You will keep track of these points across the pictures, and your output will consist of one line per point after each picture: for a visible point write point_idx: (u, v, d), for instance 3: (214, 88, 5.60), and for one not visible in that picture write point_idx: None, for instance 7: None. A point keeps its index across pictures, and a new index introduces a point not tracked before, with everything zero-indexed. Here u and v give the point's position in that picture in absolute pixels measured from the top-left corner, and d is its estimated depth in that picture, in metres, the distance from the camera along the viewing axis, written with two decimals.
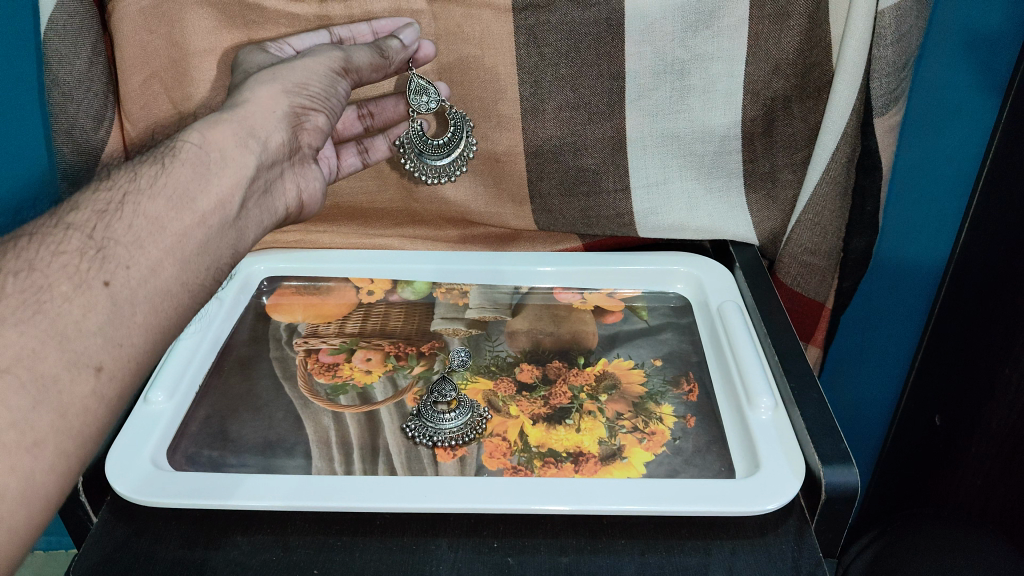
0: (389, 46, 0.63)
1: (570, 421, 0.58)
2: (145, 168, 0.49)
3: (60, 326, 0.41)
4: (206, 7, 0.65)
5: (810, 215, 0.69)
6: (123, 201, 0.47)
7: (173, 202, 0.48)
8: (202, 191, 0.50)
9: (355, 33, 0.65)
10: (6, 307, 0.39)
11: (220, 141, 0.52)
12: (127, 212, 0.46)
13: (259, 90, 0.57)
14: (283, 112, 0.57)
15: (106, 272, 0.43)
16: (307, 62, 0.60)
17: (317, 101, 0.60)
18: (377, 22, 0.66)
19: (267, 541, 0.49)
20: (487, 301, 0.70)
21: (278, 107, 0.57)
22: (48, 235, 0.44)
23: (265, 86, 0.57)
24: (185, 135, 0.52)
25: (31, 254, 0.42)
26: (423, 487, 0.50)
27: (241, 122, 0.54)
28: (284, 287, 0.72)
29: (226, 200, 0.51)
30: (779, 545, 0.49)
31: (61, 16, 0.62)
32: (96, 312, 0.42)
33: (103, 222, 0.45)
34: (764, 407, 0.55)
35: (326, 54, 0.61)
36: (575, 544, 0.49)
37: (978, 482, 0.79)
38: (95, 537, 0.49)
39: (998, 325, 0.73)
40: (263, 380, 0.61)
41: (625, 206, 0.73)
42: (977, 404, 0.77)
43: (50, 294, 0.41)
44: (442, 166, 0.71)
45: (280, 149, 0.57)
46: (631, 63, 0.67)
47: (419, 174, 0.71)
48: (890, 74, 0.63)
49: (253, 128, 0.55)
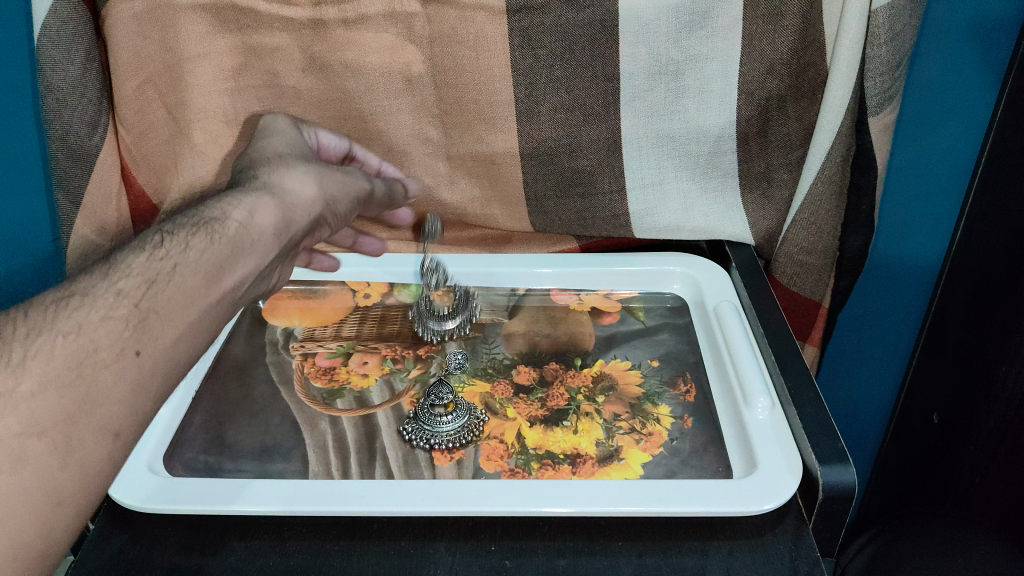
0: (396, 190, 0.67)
1: (566, 423, 0.58)
2: (194, 238, 0.46)
3: (91, 392, 0.40)
4: (199, 12, 0.65)
5: (806, 215, 0.69)
6: (168, 274, 0.45)
7: (208, 278, 0.46)
8: (229, 272, 0.47)
9: (367, 160, 0.68)
10: (51, 369, 0.39)
11: (263, 227, 0.50)
12: (169, 285, 0.44)
13: (304, 185, 0.54)
14: (314, 219, 0.54)
15: (140, 341, 0.42)
16: (347, 175, 0.58)
17: (335, 217, 0.57)
18: (387, 165, 0.69)
19: (264, 547, 0.49)
20: (442, 324, 0.67)
21: (314, 214, 0.54)
22: (96, 296, 0.42)
23: (311, 183, 0.54)
24: (233, 204, 0.49)
25: (79, 316, 0.41)
26: (419, 490, 0.50)
27: (283, 213, 0.51)
28: (281, 292, 0.71)
29: (240, 286, 0.49)
30: (776, 545, 0.49)
31: (55, 21, 0.62)
32: (126, 377, 0.41)
33: (149, 291, 0.44)
34: (761, 406, 0.56)
35: (361, 181, 0.59)
36: (572, 546, 0.49)
37: (976, 481, 0.79)
38: (91, 544, 0.49)
39: (995, 323, 0.74)
40: (259, 385, 0.61)
41: (620, 207, 0.73)
42: (975, 403, 0.78)
43: (93, 359, 0.40)
44: (450, 325, 0.67)
45: (291, 250, 0.54)
46: (625, 64, 0.67)
47: (423, 330, 0.67)
48: (885, 73, 0.63)
49: (289, 226, 0.52)
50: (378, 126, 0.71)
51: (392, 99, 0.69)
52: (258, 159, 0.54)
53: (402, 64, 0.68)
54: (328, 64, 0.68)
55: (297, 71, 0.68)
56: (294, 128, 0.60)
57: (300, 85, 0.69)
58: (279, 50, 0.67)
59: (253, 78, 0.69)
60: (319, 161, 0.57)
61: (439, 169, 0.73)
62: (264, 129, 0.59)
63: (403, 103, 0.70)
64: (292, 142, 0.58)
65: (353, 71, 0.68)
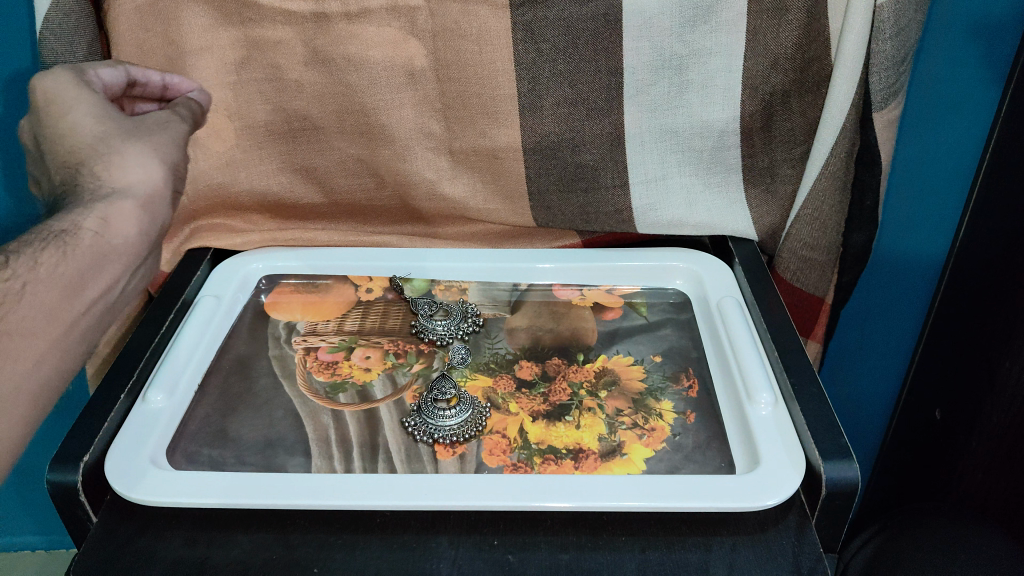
0: (198, 112, 0.68)
1: (569, 418, 0.58)
2: (46, 255, 0.53)
3: None
4: (201, 5, 0.65)
5: (810, 209, 0.69)
6: (24, 288, 0.51)
7: (66, 291, 0.54)
8: (94, 281, 0.56)
9: (149, 79, 0.66)
10: None
11: (118, 231, 0.58)
12: (25, 301, 0.51)
13: (146, 166, 0.61)
14: (172, 193, 0.64)
15: None
16: (169, 136, 0.64)
17: (178, 172, 0.65)
18: (170, 74, 0.67)
19: (267, 540, 0.49)
20: (431, 320, 0.66)
21: (168, 188, 0.63)
22: None
23: (148, 160, 0.61)
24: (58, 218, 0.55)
25: None
26: (421, 484, 0.50)
27: (142, 204, 0.60)
28: (283, 285, 0.71)
29: (110, 287, 0.58)
30: (779, 541, 0.49)
31: (56, 14, 0.62)
32: None
33: (3, 310, 0.50)
34: (764, 402, 0.55)
35: (177, 130, 0.65)
36: (576, 541, 0.49)
37: (978, 476, 0.81)
38: (94, 538, 0.49)
39: (997, 321, 0.76)
40: (262, 378, 0.61)
41: (623, 202, 0.73)
42: (976, 400, 0.80)
43: None
44: (448, 327, 0.66)
45: (154, 241, 0.63)
46: (628, 59, 0.67)
47: (424, 335, 0.66)
48: (889, 68, 0.63)
49: (151, 214, 0.61)
50: (381, 121, 0.70)
51: (394, 93, 0.69)
52: (60, 134, 0.59)
53: (405, 58, 0.68)
54: (330, 57, 0.67)
55: (299, 64, 0.68)
56: (77, 79, 0.60)
57: (303, 79, 0.68)
58: (281, 44, 0.67)
59: (256, 72, 0.68)
60: (145, 125, 0.63)
61: (442, 164, 0.73)
62: (50, 101, 0.59)
63: (405, 97, 0.69)
64: (83, 112, 0.59)
65: (355, 65, 0.68)
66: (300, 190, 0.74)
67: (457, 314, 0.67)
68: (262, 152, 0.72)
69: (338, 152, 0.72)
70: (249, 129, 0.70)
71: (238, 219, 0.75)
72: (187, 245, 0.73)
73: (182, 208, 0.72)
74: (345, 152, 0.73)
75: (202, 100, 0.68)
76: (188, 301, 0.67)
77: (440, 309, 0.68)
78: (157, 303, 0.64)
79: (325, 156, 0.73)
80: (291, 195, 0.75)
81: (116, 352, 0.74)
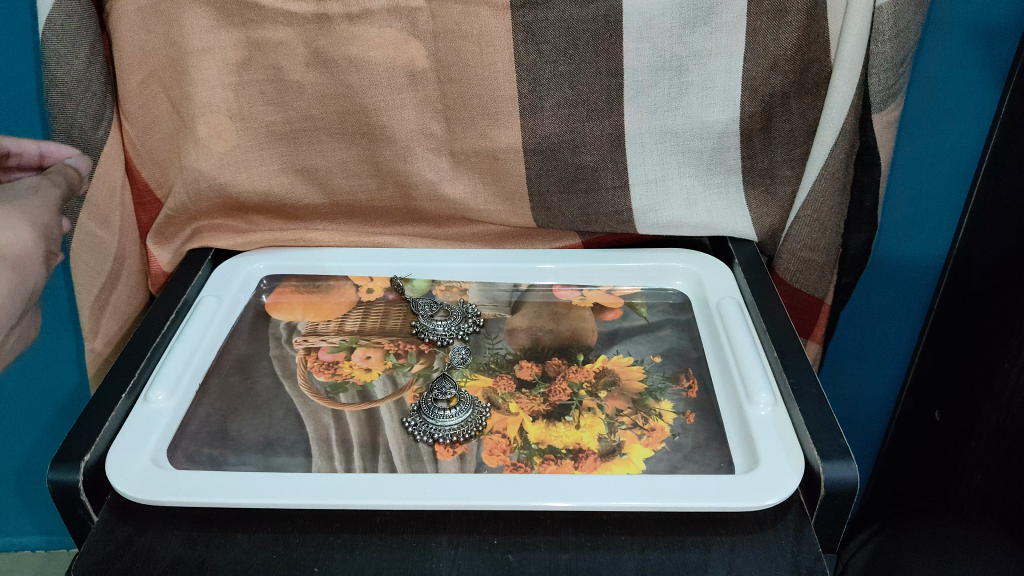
0: (73, 178, 0.62)
1: (569, 418, 0.58)
2: None
3: None
4: (204, 6, 0.65)
5: (808, 211, 0.69)
6: None
7: None
8: None
9: (23, 150, 0.62)
10: None
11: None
12: None
13: (12, 230, 0.49)
14: (38, 257, 0.50)
15: None
16: (40, 202, 0.54)
17: (53, 244, 0.53)
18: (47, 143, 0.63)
19: (267, 539, 0.49)
20: (431, 320, 0.67)
21: (36, 253, 0.50)
22: None
23: (18, 227, 0.50)
24: None
25: None
26: (421, 484, 0.50)
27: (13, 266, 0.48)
28: (284, 285, 0.72)
29: None
30: (778, 540, 0.49)
31: (59, 15, 0.62)
32: None
33: None
34: (763, 402, 0.55)
35: (54, 201, 0.56)
36: (575, 541, 0.49)
37: (976, 478, 0.79)
38: (95, 537, 0.49)
39: (997, 320, 0.75)
40: (262, 378, 0.62)
41: (623, 202, 0.73)
42: (977, 400, 0.79)
43: None
44: (448, 328, 0.66)
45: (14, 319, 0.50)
46: (628, 60, 0.67)
47: (423, 335, 0.66)
48: (888, 70, 0.64)
49: (24, 280, 0.49)
50: (381, 121, 0.70)
51: (395, 94, 0.69)
52: None
53: (406, 60, 0.68)
54: (332, 59, 0.68)
55: (300, 65, 0.68)
56: None
57: (304, 79, 0.69)
58: (283, 45, 0.67)
59: (257, 73, 0.68)
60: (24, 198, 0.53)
61: (442, 164, 0.73)
62: None
63: (406, 98, 0.69)
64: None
65: (356, 66, 0.68)
66: (301, 191, 0.74)
67: (458, 315, 0.67)
68: (263, 153, 0.72)
69: (339, 152, 0.73)
70: (250, 129, 0.70)
71: (239, 219, 0.75)
72: (188, 245, 0.73)
73: (183, 208, 0.72)
74: (346, 153, 0.73)
75: (82, 166, 0.65)
76: (190, 301, 0.67)
77: (440, 310, 0.68)
78: (158, 304, 0.65)
79: (326, 157, 0.73)
80: (292, 197, 0.74)
81: (116, 353, 0.74)
